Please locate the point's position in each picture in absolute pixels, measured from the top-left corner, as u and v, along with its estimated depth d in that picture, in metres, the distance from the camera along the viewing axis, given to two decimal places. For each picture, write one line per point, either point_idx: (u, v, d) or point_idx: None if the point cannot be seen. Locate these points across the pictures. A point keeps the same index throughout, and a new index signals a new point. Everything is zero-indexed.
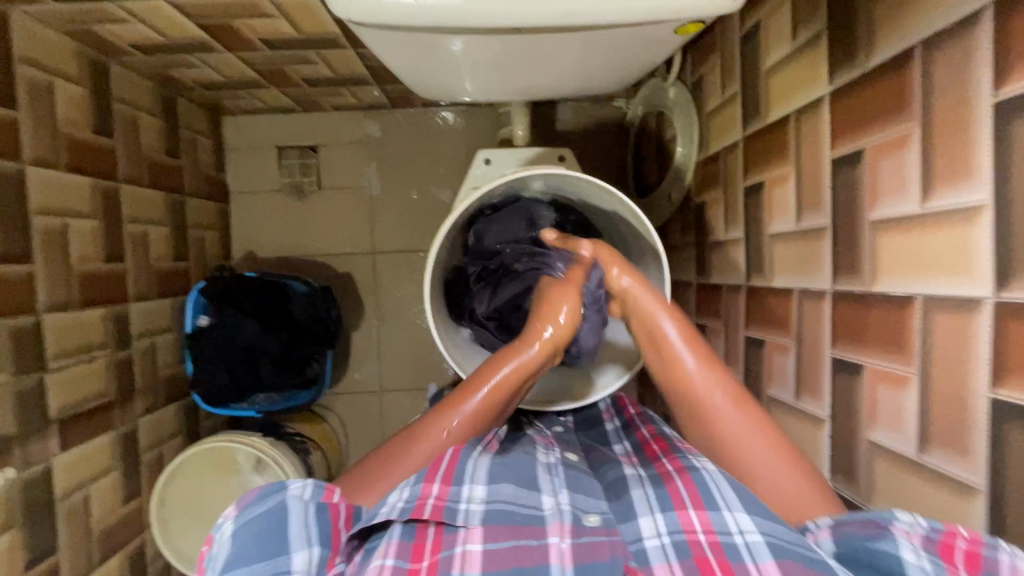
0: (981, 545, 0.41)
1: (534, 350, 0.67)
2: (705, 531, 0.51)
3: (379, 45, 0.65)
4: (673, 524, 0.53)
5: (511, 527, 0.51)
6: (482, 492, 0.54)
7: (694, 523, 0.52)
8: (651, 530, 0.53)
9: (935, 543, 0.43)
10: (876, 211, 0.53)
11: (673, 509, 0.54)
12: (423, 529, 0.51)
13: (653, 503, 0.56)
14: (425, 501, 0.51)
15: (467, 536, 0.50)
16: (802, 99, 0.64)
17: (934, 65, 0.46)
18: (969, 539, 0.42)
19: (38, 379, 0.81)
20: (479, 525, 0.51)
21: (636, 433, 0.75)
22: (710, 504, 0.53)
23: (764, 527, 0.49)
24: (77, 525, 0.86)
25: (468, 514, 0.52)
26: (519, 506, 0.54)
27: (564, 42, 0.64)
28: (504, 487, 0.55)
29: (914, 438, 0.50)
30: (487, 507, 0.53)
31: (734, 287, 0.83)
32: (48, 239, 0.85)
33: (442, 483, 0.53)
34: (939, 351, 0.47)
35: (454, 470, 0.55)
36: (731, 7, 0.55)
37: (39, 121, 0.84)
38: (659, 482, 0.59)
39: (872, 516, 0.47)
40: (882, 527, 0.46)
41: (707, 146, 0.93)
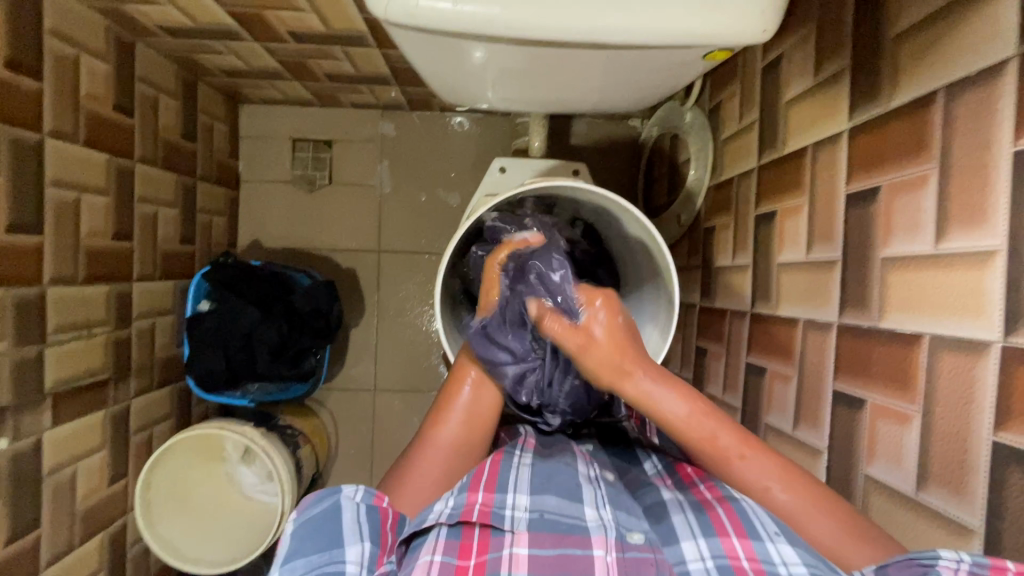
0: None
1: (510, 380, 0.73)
2: (749, 558, 0.51)
3: (407, 47, 0.66)
4: (716, 549, 0.53)
5: (555, 535, 0.53)
6: (526, 501, 0.57)
7: (737, 550, 0.52)
8: (694, 554, 0.54)
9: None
10: (887, 249, 0.54)
11: (716, 535, 0.54)
12: (469, 530, 0.54)
13: (695, 528, 0.56)
14: (472, 506, 0.54)
15: (515, 540, 0.52)
16: (821, 134, 0.65)
17: (956, 111, 0.47)
18: (1017, 571, 0.39)
19: (38, 351, 0.81)
20: (525, 531, 0.53)
21: (672, 454, 0.74)
22: (752, 534, 0.53)
23: (809, 560, 0.50)
24: (62, 502, 0.85)
25: (514, 520, 0.54)
26: (564, 515, 0.55)
27: (586, 58, 0.65)
28: (548, 499, 0.57)
29: (912, 475, 0.50)
30: (532, 515, 0.55)
31: (739, 312, 0.84)
32: (61, 212, 0.85)
33: (485, 491, 0.57)
34: (943, 391, 0.47)
35: (498, 479, 0.59)
36: (760, 38, 0.56)
37: (63, 95, 0.84)
38: (699, 509, 0.59)
39: (914, 555, 0.44)
40: (925, 566, 0.43)
41: (720, 170, 0.94)
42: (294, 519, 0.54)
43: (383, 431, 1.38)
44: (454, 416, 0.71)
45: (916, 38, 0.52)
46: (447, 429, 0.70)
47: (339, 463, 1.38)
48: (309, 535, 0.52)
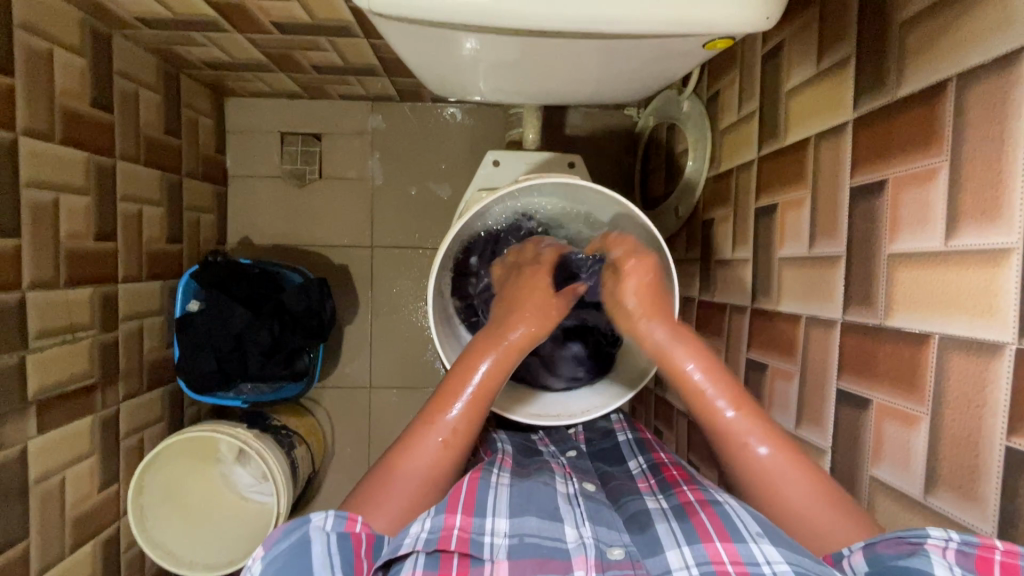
0: (1017, 556, 0.39)
1: (509, 339, 0.69)
2: (733, 562, 0.50)
3: (394, 37, 0.63)
4: (700, 556, 0.51)
5: (536, 561, 0.51)
6: (505, 525, 0.55)
7: (721, 555, 0.51)
8: (679, 562, 0.52)
9: (970, 557, 0.41)
10: (895, 245, 0.52)
11: (700, 542, 0.53)
12: (447, 558, 0.52)
13: (679, 537, 0.55)
14: (450, 531, 0.52)
15: (495, 569, 0.51)
16: (825, 124, 0.63)
17: (967, 102, 0.45)
18: (1004, 550, 0.40)
19: (19, 359, 0.78)
20: (506, 560, 0.52)
21: (653, 454, 0.74)
22: (737, 536, 0.52)
23: (792, 558, 0.49)
24: (50, 511, 0.84)
25: (494, 547, 0.53)
26: (545, 538, 0.54)
27: (580, 48, 0.62)
28: (528, 520, 0.56)
29: (920, 479, 0.49)
30: (512, 540, 0.54)
31: (738, 307, 0.82)
32: (38, 214, 0.82)
33: (463, 514, 0.55)
34: (953, 392, 0.46)
35: (475, 502, 0.57)
36: (763, 26, 0.54)
37: (38, 93, 0.81)
38: (682, 516, 0.58)
39: (901, 534, 0.45)
40: (913, 545, 0.44)
41: (718, 162, 0.92)
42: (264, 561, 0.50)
43: (379, 428, 1.37)
44: (467, 390, 0.65)
45: (927, 24, 0.50)
46: (453, 419, 0.64)
47: (335, 461, 1.36)
48: None
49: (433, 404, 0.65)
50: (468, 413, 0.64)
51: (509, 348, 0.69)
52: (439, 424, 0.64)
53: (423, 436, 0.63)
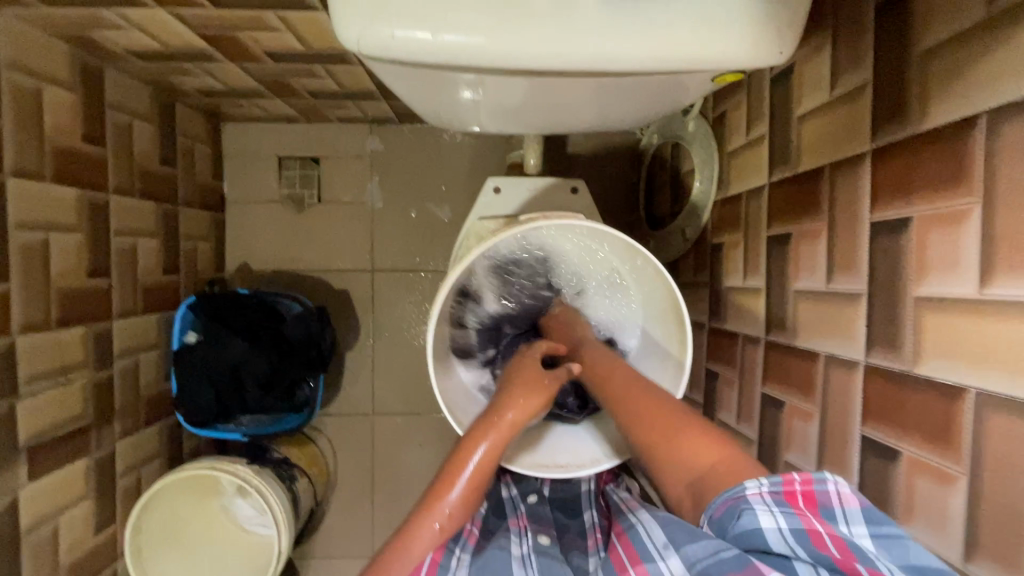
0: (812, 482, 0.44)
1: (506, 417, 0.65)
2: None
3: (386, 76, 0.60)
4: None
5: None
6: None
7: None
8: None
9: (780, 493, 0.45)
10: (923, 288, 0.49)
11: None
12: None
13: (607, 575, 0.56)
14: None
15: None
16: (840, 154, 0.60)
17: (1000, 141, 0.42)
18: (802, 481, 0.45)
19: (8, 406, 0.76)
20: None
21: (603, 506, 0.77)
22: (647, 556, 0.53)
23: None
24: (43, 560, 0.81)
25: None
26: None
27: (581, 85, 0.59)
28: None
29: (958, 543, 0.45)
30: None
31: (752, 338, 0.79)
32: (28, 255, 0.80)
33: None
34: (994, 454, 0.42)
35: (436, 574, 0.58)
36: (777, 60, 0.51)
37: (26, 132, 0.79)
38: (606, 556, 0.60)
39: (727, 494, 0.47)
40: (739, 499, 0.46)
41: (726, 185, 0.89)
42: None
43: (383, 455, 1.34)
44: (462, 474, 0.62)
45: (952, 55, 0.47)
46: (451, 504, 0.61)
47: (338, 491, 1.33)
48: None
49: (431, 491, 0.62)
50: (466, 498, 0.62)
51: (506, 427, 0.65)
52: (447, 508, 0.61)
53: (420, 527, 0.60)
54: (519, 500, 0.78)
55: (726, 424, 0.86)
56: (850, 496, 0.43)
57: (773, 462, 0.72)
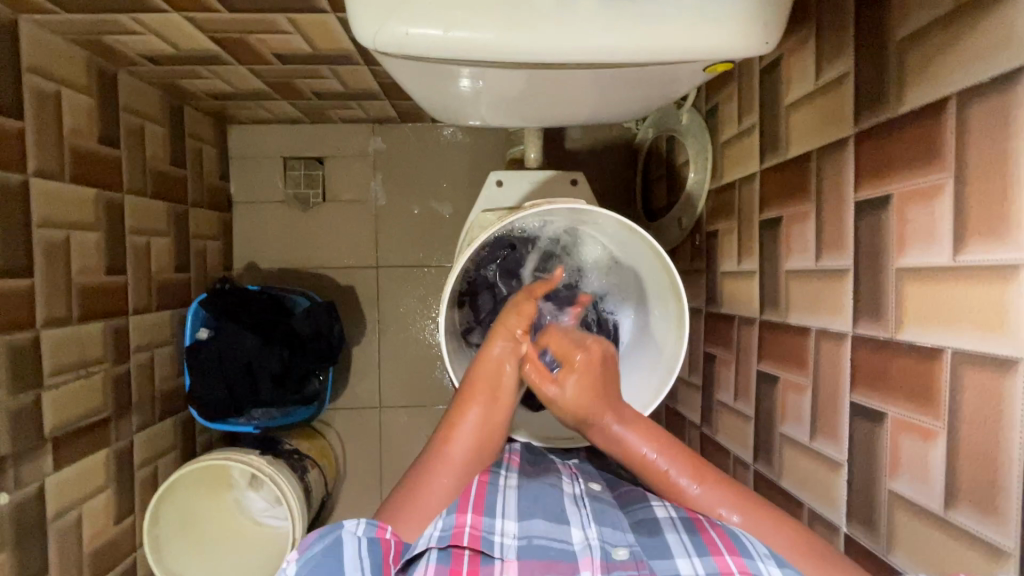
0: None
1: (505, 359, 0.70)
2: (740, 573, 0.51)
3: (397, 72, 0.63)
4: (709, 567, 0.52)
5: (543, 563, 0.52)
6: (514, 527, 0.56)
7: (729, 567, 0.52)
8: (688, 569, 0.52)
9: None
10: (903, 260, 0.52)
11: (709, 554, 0.53)
12: (458, 555, 0.53)
13: (689, 547, 0.55)
14: (461, 529, 0.54)
15: (504, 567, 0.52)
16: (826, 139, 0.64)
17: (969, 119, 0.46)
18: None
19: (34, 397, 0.79)
20: (514, 559, 0.53)
21: None
22: (744, 551, 0.53)
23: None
24: (68, 547, 0.84)
25: (503, 547, 0.54)
26: (553, 539, 0.55)
27: (579, 77, 0.63)
28: (536, 523, 0.57)
29: (939, 494, 0.49)
30: (520, 541, 0.55)
31: (747, 319, 0.83)
32: (50, 252, 0.83)
33: (473, 513, 0.56)
34: (969, 407, 0.46)
35: (484, 502, 0.58)
36: (762, 50, 0.54)
37: (46, 133, 0.82)
38: (693, 528, 0.57)
39: (868, 565, 0.48)
40: None
41: (720, 174, 0.92)
42: (298, 562, 0.53)
43: (391, 448, 1.37)
44: (471, 417, 0.68)
45: (926, 42, 0.50)
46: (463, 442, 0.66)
47: (347, 483, 1.36)
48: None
49: (444, 430, 0.67)
50: (474, 435, 0.67)
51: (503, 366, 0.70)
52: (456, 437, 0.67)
53: (438, 462, 0.65)
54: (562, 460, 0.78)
55: (724, 403, 0.89)
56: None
57: (770, 435, 0.76)
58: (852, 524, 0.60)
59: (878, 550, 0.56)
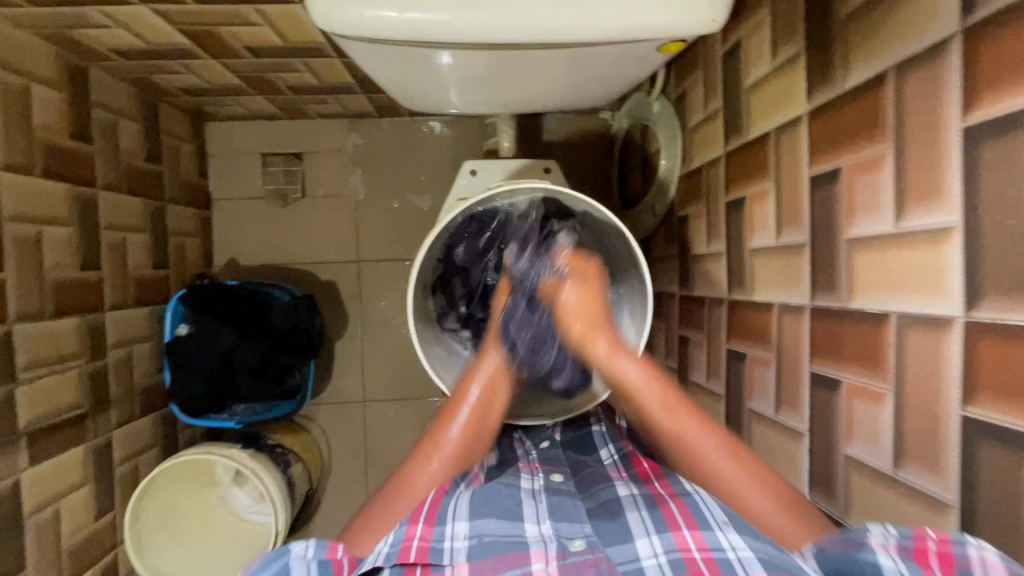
0: (949, 543, 0.42)
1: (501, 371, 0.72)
2: (700, 549, 0.54)
3: (362, 57, 0.64)
4: (668, 544, 0.55)
5: (495, 558, 0.54)
6: (465, 528, 0.58)
7: (688, 542, 0.55)
8: (647, 550, 0.55)
9: (910, 549, 0.43)
10: (853, 230, 0.54)
11: (668, 530, 0.57)
12: (410, 573, 0.54)
13: (649, 525, 0.58)
14: (410, 543, 0.55)
15: (455, 572, 0.53)
16: (783, 118, 0.65)
17: (905, 90, 0.47)
18: (936, 539, 0.43)
19: (8, 391, 0.79)
20: (465, 562, 0.54)
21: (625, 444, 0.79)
22: (703, 524, 0.56)
23: (756, 547, 0.52)
24: (46, 542, 0.84)
25: (453, 552, 0.56)
26: (504, 535, 0.57)
27: (546, 57, 0.64)
28: (487, 522, 0.59)
29: (889, 453, 0.50)
30: (471, 542, 0.57)
31: (716, 299, 0.84)
32: (20, 247, 0.83)
33: (425, 524, 0.57)
34: (913, 367, 0.47)
35: (437, 511, 0.60)
36: (711, 28, 0.56)
37: (14, 126, 0.82)
38: (653, 505, 0.61)
39: (847, 533, 0.46)
40: (858, 542, 0.45)
41: (689, 159, 0.94)
42: None
43: (375, 442, 1.37)
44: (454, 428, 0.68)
45: (867, 17, 0.52)
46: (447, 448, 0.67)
47: (333, 478, 1.37)
48: None
49: (426, 442, 0.68)
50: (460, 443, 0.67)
51: (498, 399, 0.71)
52: (439, 453, 0.67)
53: (416, 470, 0.66)
54: (530, 449, 0.80)
55: (697, 383, 0.91)
56: (996, 566, 0.39)
57: (739, 410, 0.77)
58: (814, 491, 0.61)
59: (837, 514, 0.58)
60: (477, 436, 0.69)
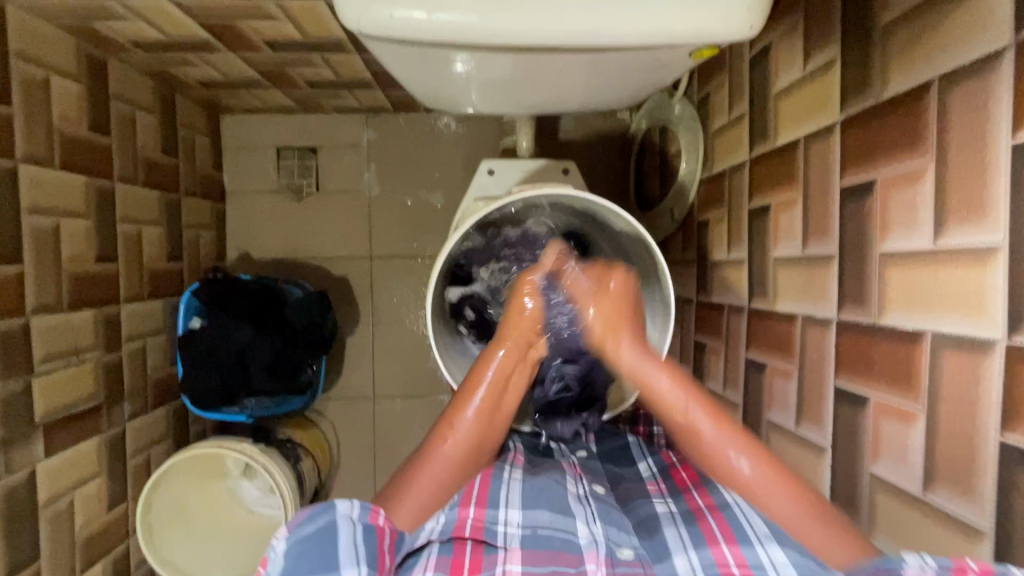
0: (991, 574, 0.39)
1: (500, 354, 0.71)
2: (738, 565, 0.52)
3: (385, 56, 0.63)
4: (706, 558, 0.54)
5: (547, 553, 0.55)
6: (518, 516, 0.58)
7: (727, 557, 0.54)
8: (686, 566, 0.54)
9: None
10: (885, 245, 0.53)
11: (707, 546, 0.55)
12: (461, 546, 0.55)
13: (686, 540, 0.58)
14: (464, 521, 0.56)
15: (507, 557, 0.54)
16: (814, 125, 0.64)
17: (949, 104, 0.46)
18: (978, 568, 0.39)
19: (25, 383, 0.79)
20: (518, 548, 0.55)
21: (662, 456, 0.79)
22: (742, 539, 0.55)
23: (797, 560, 0.51)
24: (60, 532, 0.85)
25: (507, 536, 0.56)
26: (555, 530, 0.57)
27: (570, 61, 0.63)
28: (540, 513, 0.59)
29: (918, 475, 0.49)
30: (524, 531, 0.57)
31: (736, 307, 0.83)
32: (39, 239, 0.83)
33: (476, 506, 0.58)
34: (947, 388, 0.46)
35: (489, 495, 0.60)
36: (746, 34, 0.54)
37: (35, 118, 0.82)
38: (692, 520, 0.61)
39: (880, 564, 0.42)
40: (893, 573, 0.41)
41: (711, 163, 0.92)
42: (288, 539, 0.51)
43: (384, 438, 1.37)
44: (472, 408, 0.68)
45: (909, 27, 0.51)
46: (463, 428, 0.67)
47: (341, 473, 1.37)
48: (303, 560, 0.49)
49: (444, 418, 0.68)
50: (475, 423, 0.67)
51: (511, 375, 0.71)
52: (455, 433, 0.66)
53: (433, 450, 0.65)
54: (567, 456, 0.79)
55: (713, 391, 0.90)
56: None
57: (757, 421, 0.76)
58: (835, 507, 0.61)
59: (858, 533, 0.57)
60: (496, 412, 0.69)
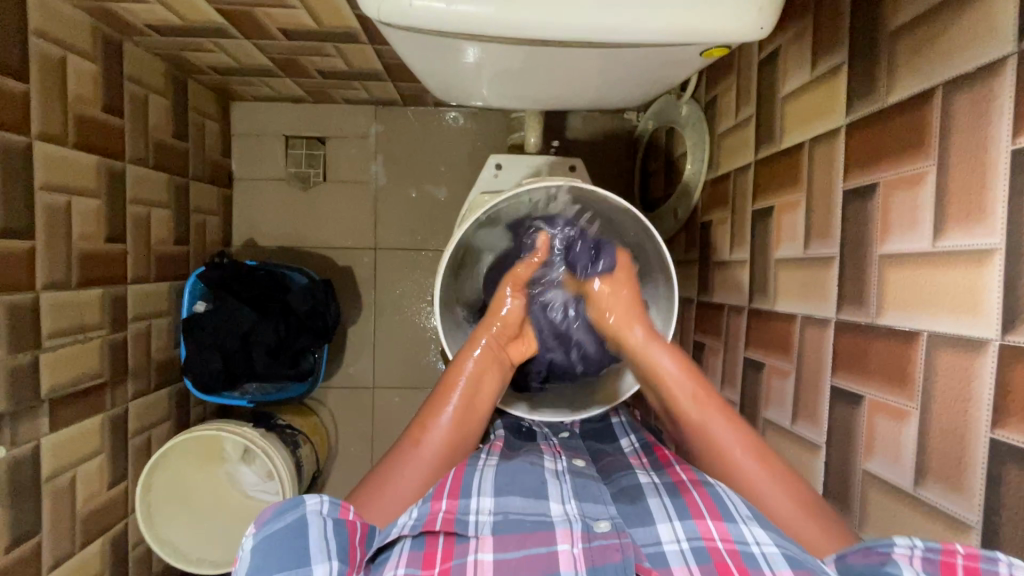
0: (978, 559, 0.42)
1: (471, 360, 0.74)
2: (723, 540, 0.54)
3: (400, 45, 0.64)
4: (691, 531, 0.56)
5: (520, 536, 0.55)
6: (490, 503, 0.58)
7: (711, 531, 0.55)
8: (669, 535, 0.56)
9: (934, 562, 0.44)
10: (885, 247, 0.54)
11: (691, 517, 0.57)
12: (433, 539, 0.54)
13: (671, 511, 0.59)
14: (435, 515, 0.55)
15: (478, 546, 0.54)
16: (819, 129, 0.65)
17: (953, 110, 0.47)
18: (965, 555, 0.42)
19: (33, 357, 0.80)
20: (490, 535, 0.55)
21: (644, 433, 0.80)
22: (726, 515, 0.56)
23: (780, 542, 0.53)
24: (62, 506, 0.86)
25: (478, 525, 0.56)
26: (529, 514, 0.57)
27: (583, 55, 0.64)
28: (512, 499, 0.59)
29: (910, 471, 0.51)
30: (496, 517, 0.57)
31: (736, 307, 0.84)
32: (50, 216, 0.84)
33: (448, 498, 0.57)
34: (941, 386, 0.47)
35: (460, 485, 0.60)
36: (757, 35, 0.56)
37: (50, 94, 0.83)
38: (674, 492, 0.62)
39: (871, 545, 0.48)
40: (882, 554, 0.46)
41: (716, 165, 0.93)
42: (256, 536, 0.53)
43: (382, 428, 1.38)
44: (448, 410, 0.70)
45: (915, 33, 0.52)
46: (437, 435, 0.68)
47: (338, 461, 1.38)
48: (273, 552, 0.51)
49: (416, 427, 0.69)
50: (450, 432, 0.69)
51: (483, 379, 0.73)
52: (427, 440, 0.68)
53: (405, 455, 0.66)
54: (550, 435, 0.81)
55: None
56: None
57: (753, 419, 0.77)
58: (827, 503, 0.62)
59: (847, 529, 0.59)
60: (466, 419, 0.70)
